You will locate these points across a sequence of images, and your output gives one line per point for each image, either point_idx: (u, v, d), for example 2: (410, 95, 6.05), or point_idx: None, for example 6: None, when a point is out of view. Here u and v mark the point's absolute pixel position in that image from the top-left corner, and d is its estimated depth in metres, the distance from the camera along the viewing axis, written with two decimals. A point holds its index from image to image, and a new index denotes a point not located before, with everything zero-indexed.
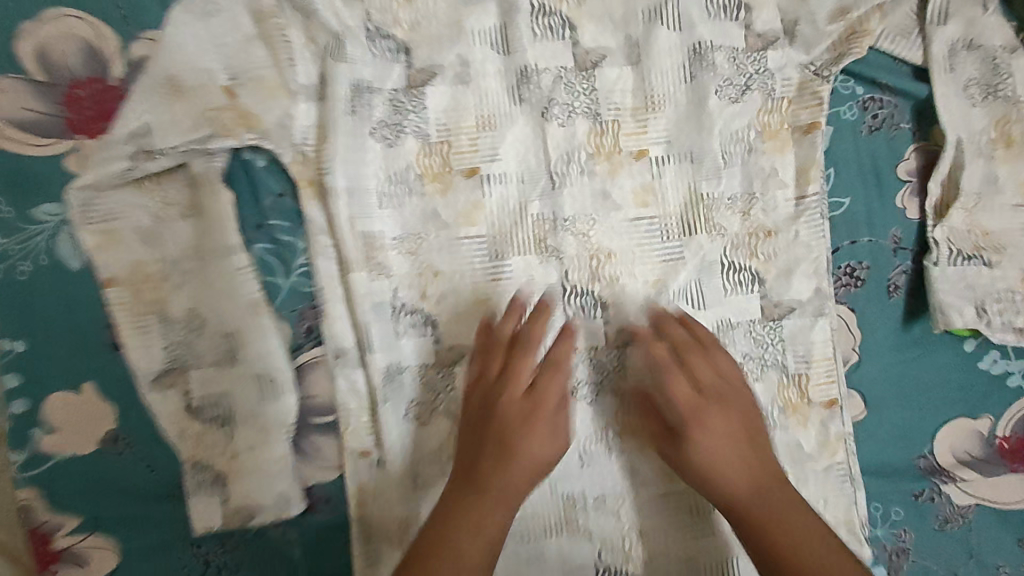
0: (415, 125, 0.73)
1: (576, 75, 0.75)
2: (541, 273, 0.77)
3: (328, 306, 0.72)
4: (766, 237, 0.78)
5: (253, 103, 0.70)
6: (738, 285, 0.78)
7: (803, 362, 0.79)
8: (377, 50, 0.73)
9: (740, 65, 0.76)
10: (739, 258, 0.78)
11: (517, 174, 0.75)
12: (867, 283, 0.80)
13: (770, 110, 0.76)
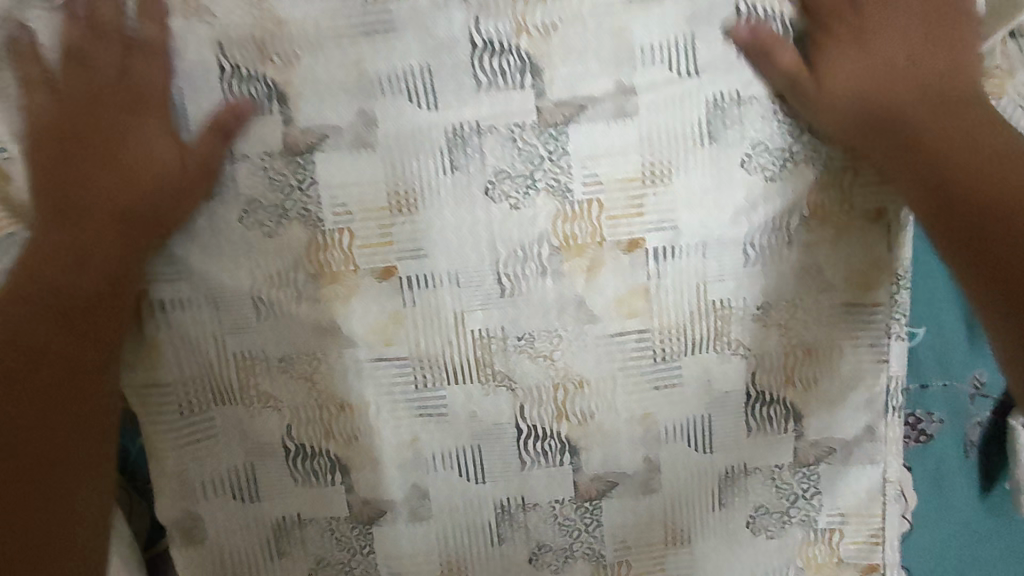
0: (302, 207, 0.53)
1: (537, 136, 0.52)
2: (486, 408, 0.55)
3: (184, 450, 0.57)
4: (806, 357, 0.56)
5: (37, 186, 0.52)
6: (766, 422, 0.57)
7: (836, 517, 0.59)
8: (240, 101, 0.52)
9: (784, 120, 0.52)
10: (772, 387, 0.56)
11: (449, 275, 0.54)
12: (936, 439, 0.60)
13: (828, 183, 0.53)
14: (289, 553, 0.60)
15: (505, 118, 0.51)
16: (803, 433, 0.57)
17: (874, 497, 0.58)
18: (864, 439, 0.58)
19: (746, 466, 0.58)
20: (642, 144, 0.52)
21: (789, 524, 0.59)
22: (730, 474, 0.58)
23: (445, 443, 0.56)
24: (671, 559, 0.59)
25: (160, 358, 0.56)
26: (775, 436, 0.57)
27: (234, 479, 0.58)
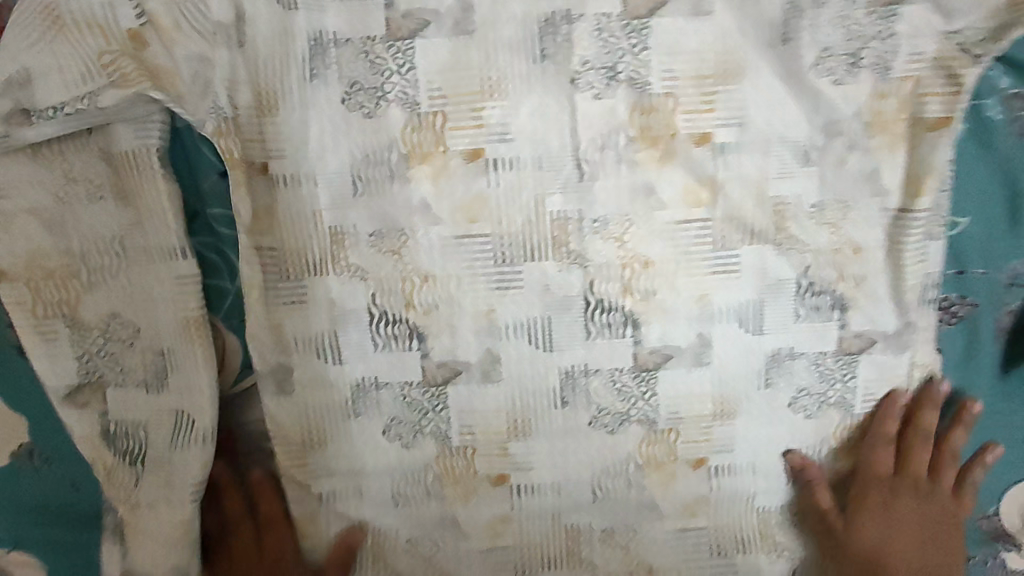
0: (400, 91, 0.58)
1: (622, 27, 0.55)
2: (559, 282, 0.61)
3: (277, 312, 0.62)
4: (856, 256, 0.60)
5: (162, 56, 0.55)
6: (813, 312, 0.61)
7: (870, 401, 0.64)
8: None
9: (856, 24, 0.54)
10: (825, 279, 0.61)
11: (533, 160, 0.59)
12: (969, 323, 0.62)
13: (885, 95, 0.56)
14: (366, 414, 0.65)
15: (592, 7, 0.55)
16: (847, 324, 0.62)
17: (904, 382, 0.64)
18: (904, 331, 0.62)
19: (792, 350, 0.63)
20: (717, 40, 0.55)
21: (824, 411, 0.65)
22: (775, 358, 0.63)
23: (519, 315, 0.62)
24: (717, 429, 0.65)
25: (269, 223, 0.60)
26: (823, 323, 0.62)
27: (322, 343, 0.63)
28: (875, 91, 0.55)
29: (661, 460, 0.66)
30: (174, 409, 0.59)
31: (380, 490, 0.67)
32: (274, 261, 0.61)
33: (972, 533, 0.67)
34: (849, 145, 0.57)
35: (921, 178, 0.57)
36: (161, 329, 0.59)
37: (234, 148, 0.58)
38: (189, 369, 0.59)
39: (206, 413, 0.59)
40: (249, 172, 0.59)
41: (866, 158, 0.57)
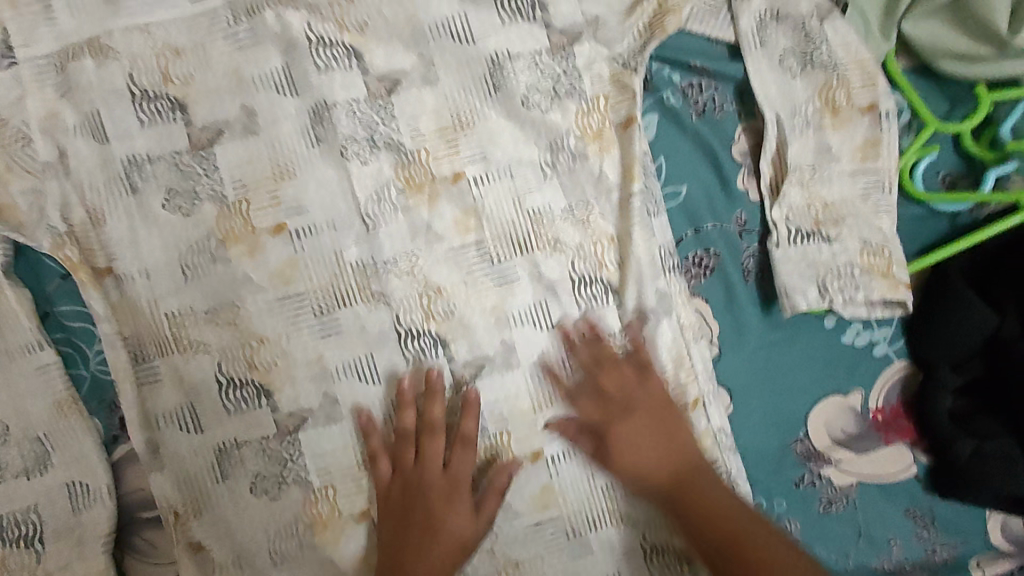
0: (210, 189, 0.70)
1: (371, 105, 0.70)
2: (372, 320, 0.72)
3: (129, 394, 0.71)
4: (612, 244, 0.72)
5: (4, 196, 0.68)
6: (592, 300, 0.72)
7: (665, 366, 0.71)
8: (147, 115, 0.70)
9: (545, 66, 0.69)
10: (589, 271, 0.72)
11: (327, 222, 0.71)
12: (719, 270, 0.74)
13: (587, 112, 0.70)
14: (232, 474, 0.71)
15: (345, 94, 0.70)
16: (623, 302, 0.72)
17: (684, 343, 0.72)
18: (663, 303, 0.71)
19: (585, 335, 0.72)
20: (448, 100, 0.70)
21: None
22: (571, 345, 0.72)
23: (346, 355, 0.72)
24: (541, 422, 0.72)
25: (120, 316, 0.71)
26: (601, 307, 0.72)
27: (181, 416, 0.71)
28: (578, 114, 0.70)
29: (499, 460, 0.72)
30: (63, 483, 0.68)
31: (254, 548, 0.71)
32: (122, 350, 0.71)
33: (790, 458, 0.75)
34: (572, 159, 0.71)
35: (633, 171, 0.71)
36: (33, 419, 0.68)
37: (75, 256, 0.70)
38: (68, 445, 0.69)
39: (97, 475, 0.70)
40: (90, 277, 0.70)
41: (585, 166, 0.71)
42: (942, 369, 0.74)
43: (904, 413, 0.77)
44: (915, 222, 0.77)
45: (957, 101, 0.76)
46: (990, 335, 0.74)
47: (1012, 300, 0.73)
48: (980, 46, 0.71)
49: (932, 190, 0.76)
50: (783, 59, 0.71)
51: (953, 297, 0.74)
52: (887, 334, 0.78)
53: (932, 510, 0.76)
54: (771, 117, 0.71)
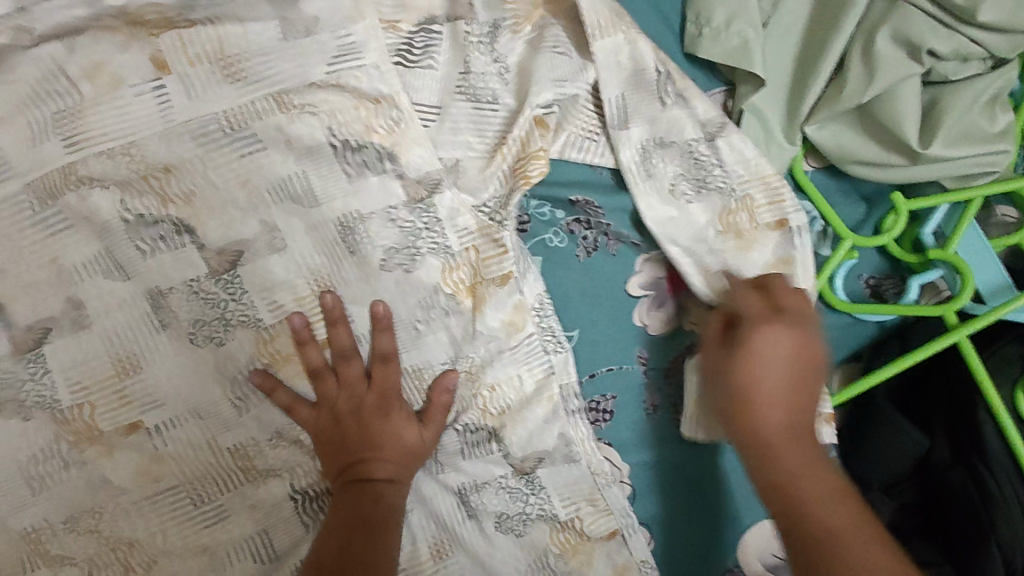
0: (37, 395, 0.62)
1: (214, 282, 0.62)
2: (264, 495, 0.67)
3: None
4: (492, 390, 0.66)
5: None
6: (477, 446, 0.67)
7: (571, 506, 0.68)
8: None
9: (404, 224, 0.62)
10: (474, 420, 0.67)
11: (188, 412, 0.64)
12: (618, 414, 0.70)
13: (453, 269, 0.63)
14: None
15: (181, 274, 0.62)
16: (509, 449, 0.67)
17: (595, 489, 0.68)
18: (562, 447, 0.67)
19: (476, 482, 0.67)
20: (297, 267, 0.63)
21: (526, 530, 0.67)
22: (462, 494, 0.68)
23: (236, 536, 0.67)
24: (443, 574, 0.67)
25: None
26: (487, 455, 0.67)
27: None
28: (444, 270, 0.63)
29: None
30: None
31: None
32: None
33: None
34: (445, 314, 0.64)
35: (514, 321, 0.64)
36: None
37: None
38: None
39: None
40: None
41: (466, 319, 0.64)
42: (872, 489, 0.70)
43: None
44: (843, 329, 0.73)
45: (875, 201, 0.70)
46: (922, 458, 0.69)
47: (943, 421, 0.68)
48: (892, 154, 0.64)
49: (854, 299, 0.72)
50: (674, 189, 0.64)
51: (879, 420, 0.70)
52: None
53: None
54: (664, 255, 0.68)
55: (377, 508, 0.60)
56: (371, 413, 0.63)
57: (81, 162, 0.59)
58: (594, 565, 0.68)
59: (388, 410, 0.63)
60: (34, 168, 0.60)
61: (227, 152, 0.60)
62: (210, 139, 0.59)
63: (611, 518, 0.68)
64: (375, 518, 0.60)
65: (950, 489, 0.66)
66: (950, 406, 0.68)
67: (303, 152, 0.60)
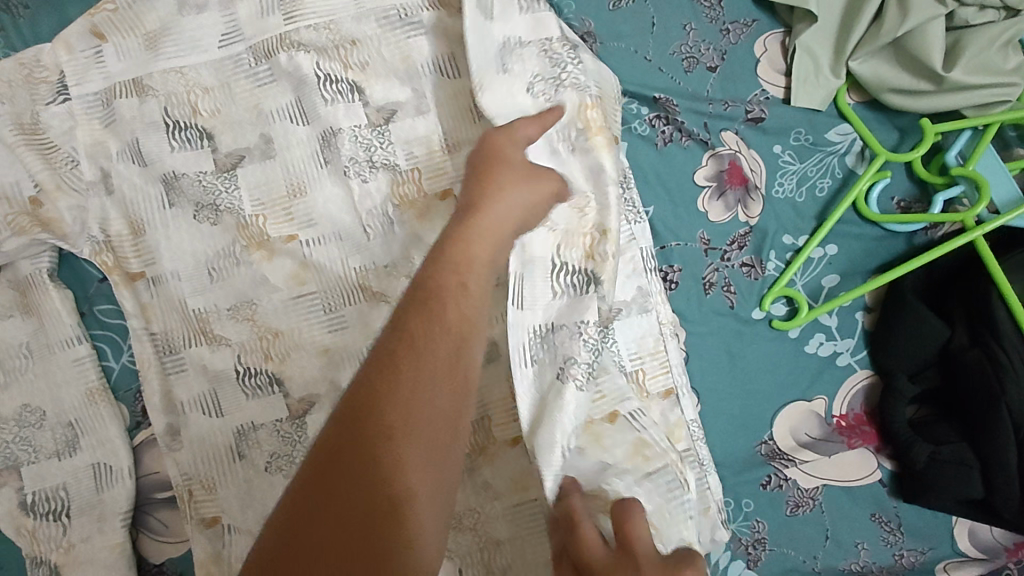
0: (228, 203, 0.81)
1: (372, 132, 0.81)
2: (375, 316, 0.80)
3: (146, 381, 0.80)
4: (599, 236, 0.74)
5: (53, 211, 0.80)
6: (569, 287, 0.74)
7: (636, 358, 0.77)
8: (179, 140, 0.82)
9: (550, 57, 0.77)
10: (574, 260, 0.74)
11: (334, 234, 0.81)
12: (682, 284, 0.83)
13: (589, 108, 0.76)
14: (247, 455, 0.81)
15: (348, 122, 0.81)
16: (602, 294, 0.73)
17: (662, 339, 0.79)
18: (640, 299, 0.78)
19: (554, 325, 0.72)
20: (432, 128, 0.81)
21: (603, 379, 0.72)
22: (543, 333, 0.72)
23: (351, 346, 0.80)
24: None
25: (150, 314, 0.81)
26: (579, 296, 0.73)
27: (204, 402, 0.81)
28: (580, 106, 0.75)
29: (482, 443, 0.81)
30: (92, 462, 0.79)
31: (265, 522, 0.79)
32: (144, 345, 0.81)
33: (755, 458, 0.83)
34: (570, 149, 0.76)
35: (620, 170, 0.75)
36: (72, 403, 0.80)
37: (109, 262, 0.82)
38: (97, 430, 0.80)
39: (121, 455, 0.80)
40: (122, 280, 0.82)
41: (587, 157, 0.75)
42: (899, 378, 0.81)
43: (867, 420, 0.85)
44: (873, 242, 0.85)
45: (907, 130, 0.83)
46: (944, 346, 0.80)
47: (962, 312, 0.79)
48: (921, 81, 0.79)
49: (887, 213, 0.84)
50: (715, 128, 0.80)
51: (906, 312, 0.80)
52: (850, 345, 0.85)
53: (898, 516, 0.83)
54: (728, 151, 0.82)
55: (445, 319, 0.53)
56: (485, 223, 0.61)
57: (293, 30, 0.81)
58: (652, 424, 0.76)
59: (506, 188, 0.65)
60: (257, 34, 0.82)
61: (398, 33, 0.81)
62: (387, 22, 0.81)
63: (669, 375, 0.77)
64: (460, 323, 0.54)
65: (967, 369, 0.77)
66: (966, 299, 0.80)
67: (453, 39, 0.81)
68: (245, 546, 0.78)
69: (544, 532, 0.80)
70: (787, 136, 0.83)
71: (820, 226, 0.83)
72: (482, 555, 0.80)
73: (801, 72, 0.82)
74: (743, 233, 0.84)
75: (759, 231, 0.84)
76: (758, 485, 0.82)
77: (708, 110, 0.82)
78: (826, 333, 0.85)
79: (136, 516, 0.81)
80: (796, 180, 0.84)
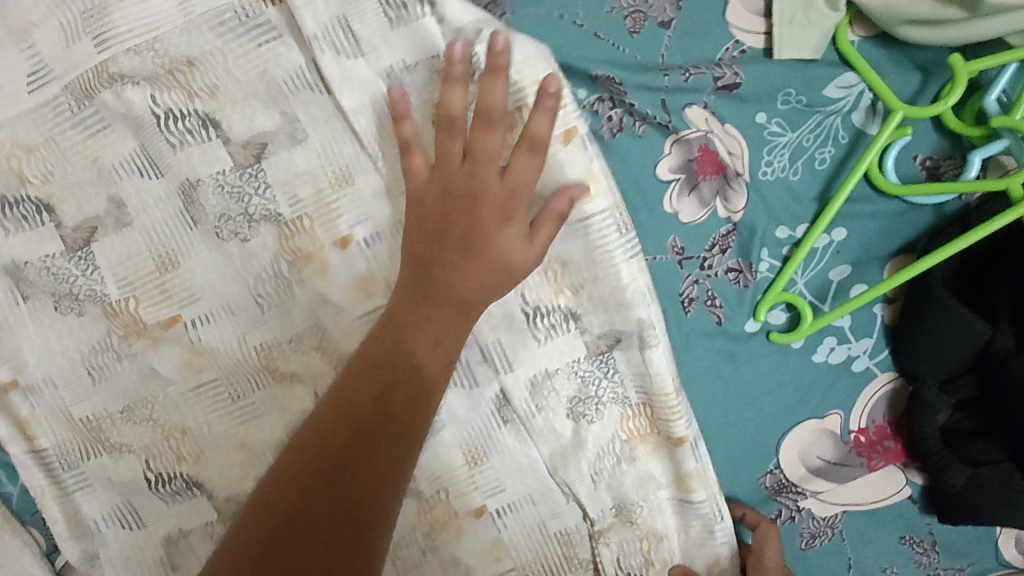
0: (88, 289, 0.67)
1: (241, 177, 0.64)
2: (294, 398, 0.68)
3: (47, 503, 0.69)
4: (564, 269, 0.65)
5: None
6: (552, 329, 0.66)
7: (643, 393, 0.67)
8: (13, 220, 0.66)
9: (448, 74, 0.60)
10: (545, 299, 0.66)
11: (223, 308, 0.66)
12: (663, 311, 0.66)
13: None
14: (181, 565, 0.70)
15: (207, 168, 0.64)
16: (584, 329, 0.66)
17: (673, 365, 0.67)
18: (639, 331, 0.64)
19: (546, 370, 0.67)
20: (314, 162, 0.64)
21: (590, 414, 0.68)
22: (535, 382, 0.67)
23: (270, 438, 0.69)
24: (480, 477, 0.69)
25: (34, 430, 0.69)
26: (564, 336, 0.66)
27: (121, 514, 0.70)
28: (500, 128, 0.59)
29: (441, 519, 0.70)
30: None
31: None
32: (34, 465, 0.69)
33: (760, 493, 0.71)
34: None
35: (584, 190, 0.60)
36: None
37: None
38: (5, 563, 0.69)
39: None
40: None
41: None
42: (928, 386, 0.67)
43: (891, 434, 0.71)
44: (892, 217, 0.68)
45: (931, 69, 0.63)
46: (984, 348, 0.64)
47: (1007, 306, 0.63)
48: (949, 6, 0.57)
49: (907, 179, 0.66)
50: (651, 118, 0.63)
51: (934, 311, 0.64)
52: (867, 347, 0.70)
53: (932, 534, 0.71)
54: (696, 134, 0.63)
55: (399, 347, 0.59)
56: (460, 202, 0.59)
57: (110, 60, 0.62)
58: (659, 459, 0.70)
59: (481, 218, 0.58)
60: (70, 69, 0.63)
61: (244, 43, 0.62)
62: (227, 30, 0.61)
63: (683, 422, 0.67)
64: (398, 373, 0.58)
65: (1012, 380, 0.61)
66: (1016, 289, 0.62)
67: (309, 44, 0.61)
68: None
69: None
70: (773, 100, 0.64)
71: (822, 210, 0.66)
72: None
73: (784, 11, 0.62)
74: (725, 233, 0.66)
75: (745, 228, 0.67)
76: (767, 520, 0.71)
77: (664, 84, 0.63)
78: (838, 336, 0.70)
79: None
80: (788, 154, 0.65)
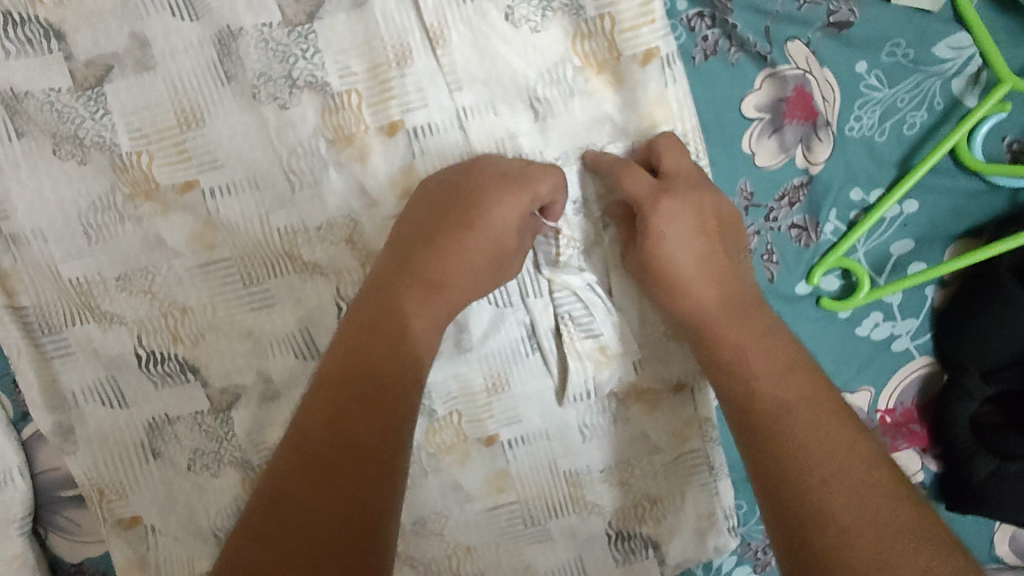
0: (95, 135, 0.59)
1: (288, 34, 0.57)
2: (310, 292, 0.62)
3: (20, 367, 0.63)
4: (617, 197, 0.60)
5: None
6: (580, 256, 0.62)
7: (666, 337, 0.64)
8: (17, 41, 0.58)
9: None
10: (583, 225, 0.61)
11: (247, 180, 0.59)
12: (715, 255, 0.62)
13: (586, 35, 0.57)
14: (164, 453, 0.65)
15: (253, 19, 0.57)
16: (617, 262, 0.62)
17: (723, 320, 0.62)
18: None
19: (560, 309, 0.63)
20: (373, 29, 0.57)
21: (602, 332, 0.63)
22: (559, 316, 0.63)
23: (278, 330, 0.63)
24: (498, 405, 0.66)
25: (15, 285, 0.62)
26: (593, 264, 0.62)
27: (101, 390, 0.64)
28: (572, 39, 0.57)
29: (450, 442, 0.66)
30: None
31: (199, 524, 0.65)
32: (10, 323, 0.62)
33: None
34: (569, 93, 0.58)
35: (652, 116, 0.58)
36: None
37: None
38: None
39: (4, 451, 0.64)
40: None
41: (591, 103, 0.58)
42: (970, 373, 0.66)
43: (918, 418, 0.70)
44: (965, 197, 0.65)
45: None
46: None
47: None
48: None
49: (991, 160, 0.63)
50: (751, 44, 0.59)
51: (998, 295, 0.63)
52: (911, 327, 0.68)
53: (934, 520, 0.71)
54: (794, 71, 0.59)
55: (395, 306, 0.52)
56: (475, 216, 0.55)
57: None
58: (662, 413, 0.66)
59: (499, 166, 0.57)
60: None
61: None
62: None
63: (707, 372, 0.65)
64: (387, 381, 0.49)
65: None
66: None
67: None
68: (176, 551, 0.65)
69: (524, 537, 0.68)
70: (878, 50, 0.60)
71: (902, 178, 0.62)
72: (453, 562, 0.68)
73: None
74: (798, 185, 0.63)
75: (820, 184, 0.63)
76: None
77: (774, 9, 0.59)
78: (885, 313, 0.68)
79: (38, 521, 0.66)
80: (879, 113, 0.61)
